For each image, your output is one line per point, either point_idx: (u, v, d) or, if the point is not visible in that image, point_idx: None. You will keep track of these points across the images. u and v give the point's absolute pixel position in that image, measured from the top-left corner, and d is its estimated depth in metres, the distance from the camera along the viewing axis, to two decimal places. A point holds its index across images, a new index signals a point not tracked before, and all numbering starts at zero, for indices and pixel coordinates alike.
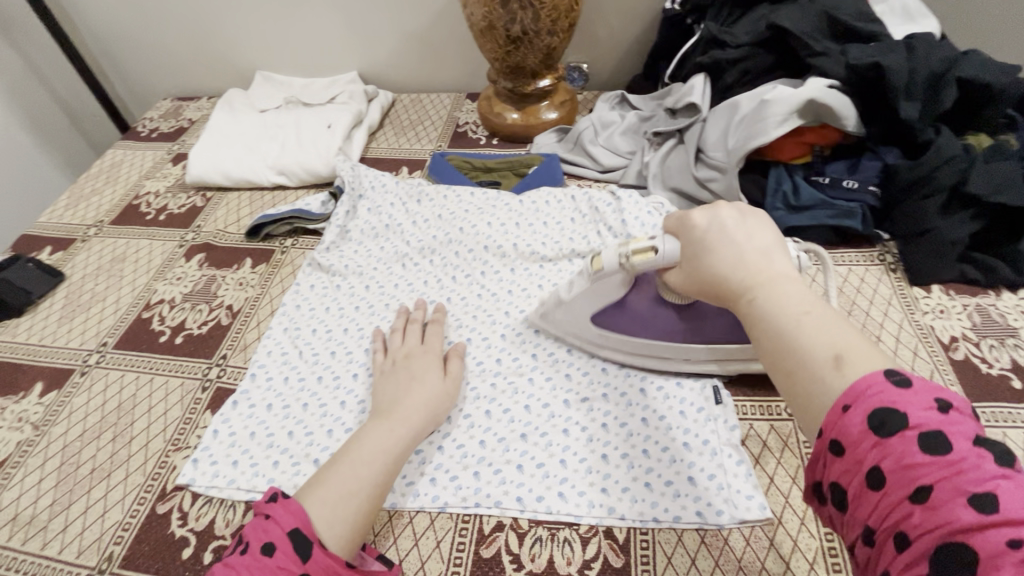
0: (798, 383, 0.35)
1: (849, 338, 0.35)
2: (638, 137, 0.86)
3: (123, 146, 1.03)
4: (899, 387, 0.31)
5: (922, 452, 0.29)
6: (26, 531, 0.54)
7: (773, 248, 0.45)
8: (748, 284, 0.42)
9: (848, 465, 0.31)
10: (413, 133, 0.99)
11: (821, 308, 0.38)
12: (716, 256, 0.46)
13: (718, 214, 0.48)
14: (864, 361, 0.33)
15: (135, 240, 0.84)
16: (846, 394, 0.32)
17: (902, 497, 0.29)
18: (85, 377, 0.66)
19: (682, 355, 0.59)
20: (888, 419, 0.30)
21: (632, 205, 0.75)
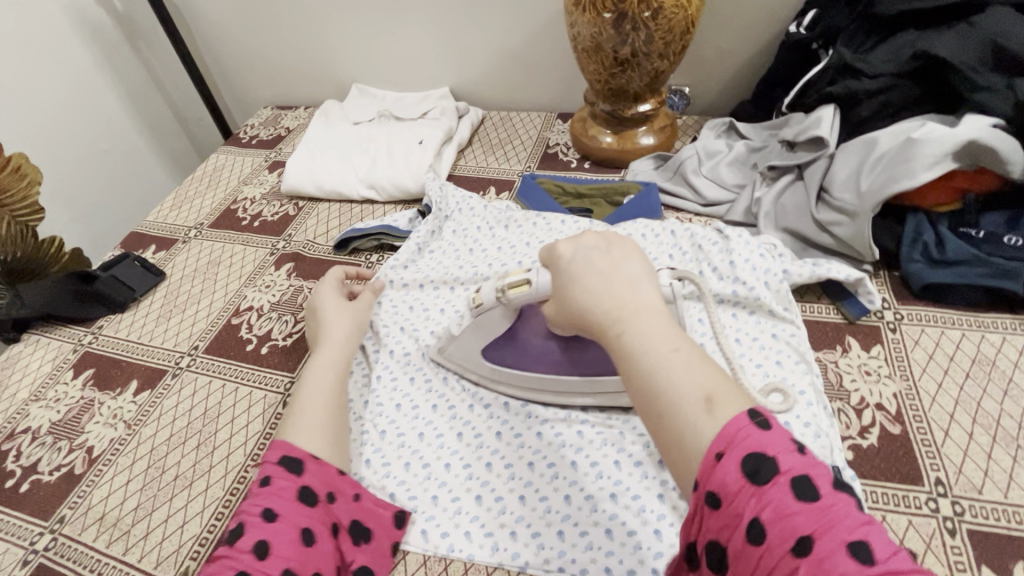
0: (674, 427, 0.35)
1: (715, 377, 0.36)
2: (746, 170, 0.80)
3: (226, 151, 1.07)
4: (762, 429, 0.32)
5: (796, 500, 0.29)
6: (111, 532, 0.55)
7: (639, 277, 0.44)
8: (616, 319, 0.41)
9: (727, 520, 0.31)
10: (502, 152, 0.97)
11: (684, 344, 0.38)
12: (580, 284, 0.45)
13: (581, 243, 0.49)
14: (729, 403, 0.34)
15: (231, 245, 0.86)
16: (719, 440, 0.33)
17: (786, 553, 0.28)
18: (175, 379, 0.68)
19: (553, 386, 0.59)
20: (762, 465, 0.31)
21: (742, 245, 0.68)
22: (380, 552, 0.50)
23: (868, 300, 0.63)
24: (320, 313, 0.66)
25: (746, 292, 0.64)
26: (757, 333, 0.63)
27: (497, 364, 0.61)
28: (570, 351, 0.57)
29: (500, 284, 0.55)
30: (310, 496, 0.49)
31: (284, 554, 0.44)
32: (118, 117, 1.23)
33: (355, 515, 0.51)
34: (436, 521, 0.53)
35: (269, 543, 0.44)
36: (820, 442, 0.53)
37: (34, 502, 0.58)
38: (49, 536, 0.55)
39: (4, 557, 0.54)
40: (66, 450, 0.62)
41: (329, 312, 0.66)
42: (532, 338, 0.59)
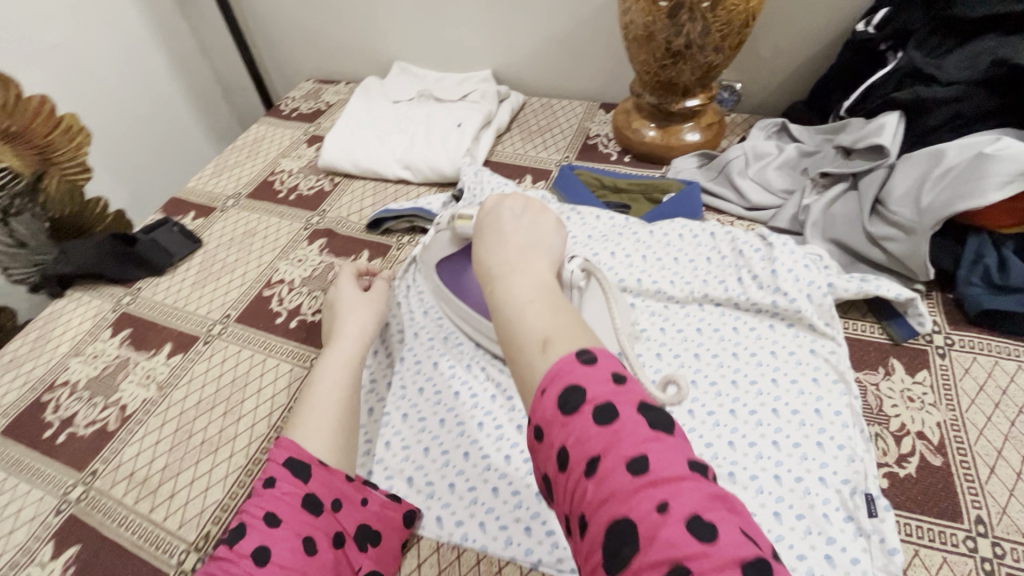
0: (516, 367, 0.38)
1: (560, 325, 0.38)
2: (795, 175, 0.76)
3: (266, 122, 1.08)
4: (586, 365, 0.34)
5: (593, 425, 0.32)
6: (138, 490, 0.57)
7: (537, 245, 0.48)
8: (495, 275, 0.44)
9: (545, 449, 0.33)
10: (541, 140, 0.95)
11: (546, 297, 0.41)
12: (484, 246, 0.48)
13: (501, 205, 0.52)
14: (565, 345, 0.36)
15: (267, 217, 0.87)
16: (545, 378, 0.35)
17: (581, 476, 0.31)
18: (207, 346, 0.69)
19: (479, 328, 0.63)
20: (570, 396, 0.33)
21: (787, 254, 0.65)
22: (389, 555, 0.49)
23: (918, 323, 0.60)
24: (337, 307, 0.65)
25: (786, 304, 0.62)
26: (795, 347, 0.60)
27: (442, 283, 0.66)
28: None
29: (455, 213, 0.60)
30: (315, 504, 0.47)
31: (284, 562, 0.43)
32: (165, 81, 1.25)
33: (363, 521, 0.49)
34: (451, 509, 0.52)
35: (270, 550, 0.43)
36: (853, 466, 0.51)
37: (69, 453, 0.60)
38: (81, 488, 0.57)
39: (39, 504, 0.57)
40: (101, 406, 0.64)
41: (346, 308, 0.64)
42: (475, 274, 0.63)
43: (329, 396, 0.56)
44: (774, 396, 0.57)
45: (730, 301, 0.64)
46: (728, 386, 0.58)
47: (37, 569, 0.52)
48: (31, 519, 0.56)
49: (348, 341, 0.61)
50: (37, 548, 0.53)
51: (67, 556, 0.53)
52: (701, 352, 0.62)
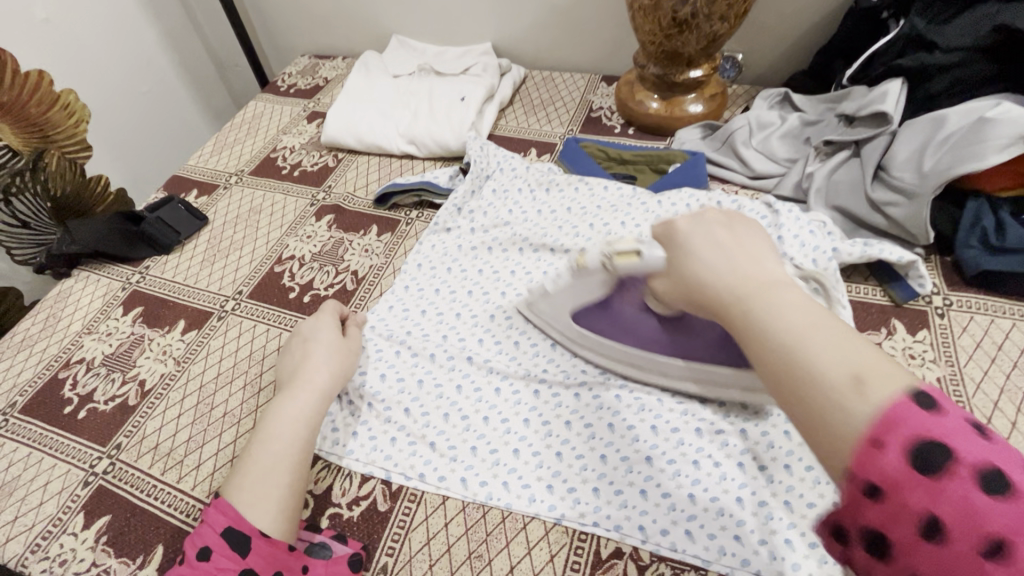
0: (812, 410, 0.29)
1: (869, 357, 0.29)
2: (798, 144, 0.77)
3: (264, 99, 1.07)
4: (932, 411, 0.26)
5: (981, 495, 0.24)
6: (164, 461, 0.58)
7: (766, 255, 0.39)
8: (738, 300, 0.36)
9: (889, 512, 0.26)
10: (544, 113, 0.95)
11: (823, 320, 0.32)
12: (699, 264, 0.40)
13: (703, 217, 0.43)
14: (886, 380, 0.28)
15: (271, 194, 0.86)
16: (874, 424, 0.27)
17: (975, 555, 0.23)
18: (221, 322, 0.70)
19: (655, 368, 0.56)
20: (935, 454, 0.25)
21: (792, 221, 0.66)
22: None
23: (918, 284, 0.62)
24: (308, 345, 0.60)
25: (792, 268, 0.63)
26: None
27: (589, 330, 0.58)
28: (676, 335, 0.52)
29: (607, 246, 0.51)
30: (247, 545, 0.44)
31: None
32: (156, 58, 1.22)
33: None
34: (474, 471, 0.54)
35: None
36: None
37: (92, 428, 0.61)
38: (107, 460, 0.58)
39: (66, 476, 0.57)
40: (119, 382, 0.65)
41: (318, 347, 0.59)
42: (630, 311, 0.54)
43: (279, 457, 0.50)
44: None
45: None
46: None
47: (70, 537, 0.53)
48: (60, 491, 0.56)
49: (309, 393, 0.55)
50: (69, 518, 0.54)
51: (99, 525, 0.54)
52: None
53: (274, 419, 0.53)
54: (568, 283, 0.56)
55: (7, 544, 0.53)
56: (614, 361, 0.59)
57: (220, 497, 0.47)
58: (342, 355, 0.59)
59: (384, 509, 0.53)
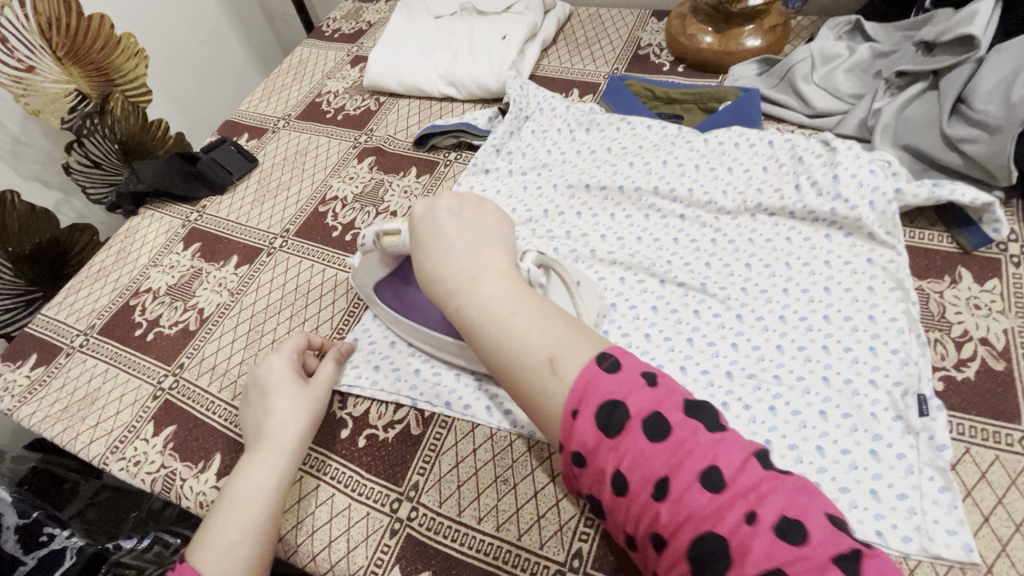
0: (526, 388, 0.39)
1: (557, 335, 0.39)
2: (867, 78, 0.71)
3: (309, 45, 1.07)
4: (609, 373, 0.36)
5: (647, 440, 0.33)
6: (221, 380, 0.63)
7: (488, 242, 0.46)
8: (454, 293, 0.43)
9: (595, 475, 0.35)
10: (588, 52, 0.91)
11: (524, 305, 0.41)
12: (428, 255, 0.46)
13: (435, 206, 0.48)
14: (571, 360, 0.38)
15: (317, 137, 0.88)
16: (573, 398, 0.36)
17: (651, 496, 0.33)
18: (270, 258, 0.73)
19: (429, 341, 0.58)
20: (611, 415, 0.35)
21: (853, 160, 0.62)
22: None
23: (993, 229, 0.57)
24: (269, 393, 0.54)
25: (847, 211, 0.59)
26: (851, 256, 0.59)
27: (387, 307, 0.60)
28: None
29: (377, 229, 0.53)
30: None
31: None
32: (209, 6, 1.25)
33: None
34: (500, 400, 0.55)
35: None
36: (907, 369, 0.51)
37: (158, 349, 0.67)
38: (172, 378, 0.64)
39: (138, 390, 0.64)
40: (181, 310, 0.70)
41: (281, 398, 0.54)
42: (413, 292, 0.57)
43: (238, 533, 0.46)
44: (826, 303, 0.56)
45: (785, 209, 0.62)
46: (779, 294, 0.58)
47: (143, 442, 0.59)
48: (132, 402, 0.63)
49: (278, 450, 0.51)
50: (141, 426, 0.61)
51: (166, 433, 0.60)
52: (753, 262, 0.61)
53: (237, 485, 0.49)
54: (360, 260, 0.57)
55: (91, 445, 0.60)
56: (409, 335, 0.60)
57: (183, 566, 0.45)
58: (307, 402, 0.54)
59: (417, 433, 0.56)
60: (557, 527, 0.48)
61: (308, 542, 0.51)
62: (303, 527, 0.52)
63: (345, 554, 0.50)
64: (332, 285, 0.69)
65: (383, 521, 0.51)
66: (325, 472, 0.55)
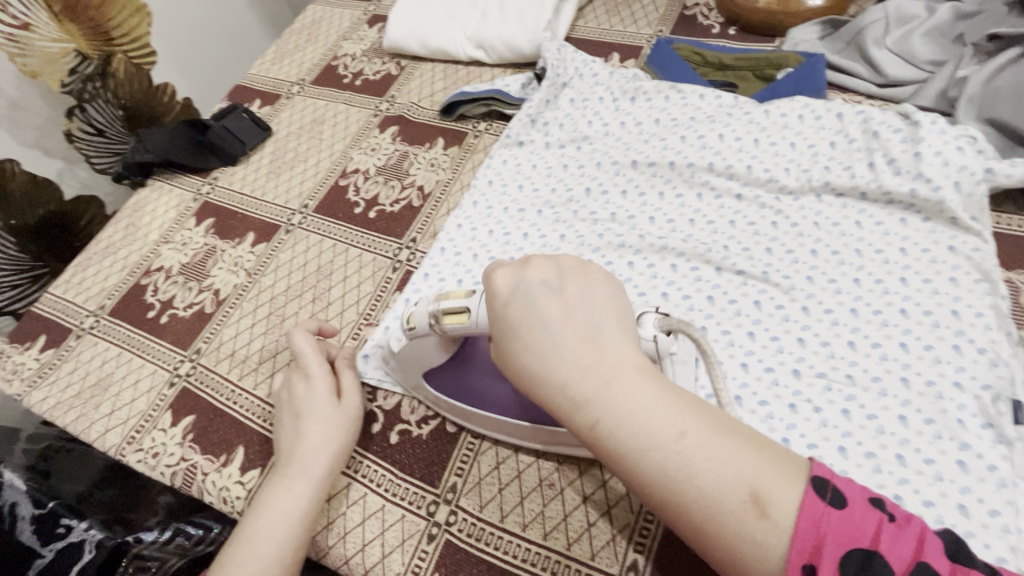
0: (717, 536, 0.30)
1: (745, 459, 0.30)
2: (947, 44, 0.64)
3: (322, 2, 1.00)
4: (839, 509, 0.29)
5: None
6: (241, 368, 0.59)
7: (603, 322, 0.36)
8: (592, 410, 0.33)
9: None
10: (629, 12, 0.83)
11: (688, 417, 0.32)
12: (529, 350, 0.36)
13: (523, 278, 0.38)
14: (779, 496, 0.29)
15: (334, 104, 0.82)
16: (804, 548, 0.28)
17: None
18: (289, 235, 0.68)
19: (506, 432, 0.49)
20: (867, 568, 0.27)
21: (935, 136, 0.55)
22: None
23: None
24: (298, 414, 0.50)
25: (928, 193, 0.54)
26: (930, 244, 0.53)
27: (440, 391, 0.51)
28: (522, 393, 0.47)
29: (435, 306, 0.44)
30: None
31: None
32: None
33: None
34: None
35: None
36: (996, 372, 0.46)
37: (173, 333, 0.63)
38: (189, 363, 0.60)
39: (153, 376, 0.60)
40: (196, 290, 0.66)
41: (311, 423, 0.49)
42: (478, 376, 0.48)
43: (255, 565, 0.43)
44: (903, 296, 0.51)
45: (856, 190, 0.56)
46: (850, 285, 0.53)
47: (161, 432, 0.56)
48: (148, 389, 0.59)
49: (303, 483, 0.46)
50: (158, 415, 0.57)
51: (185, 424, 0.56)
52: (818, 249, 0.55)
53: (260, 515, 0.45)
54: (408, 344, 0.48)
55: (107, 434, 0.57)
56: (474, 424, 0.51)
57: None
58: (338, 427, 0.49)
59: (453, 430, 0.52)
60: (609, 537, 0.45)
61: (340, 545, 0.48)
62: (334, 528, 0.49)
63: (380, 559, 0.47)
64: (356, 266, 0.64)
65: (420, 524, 0.48)
66: (358, 471, 0.51)
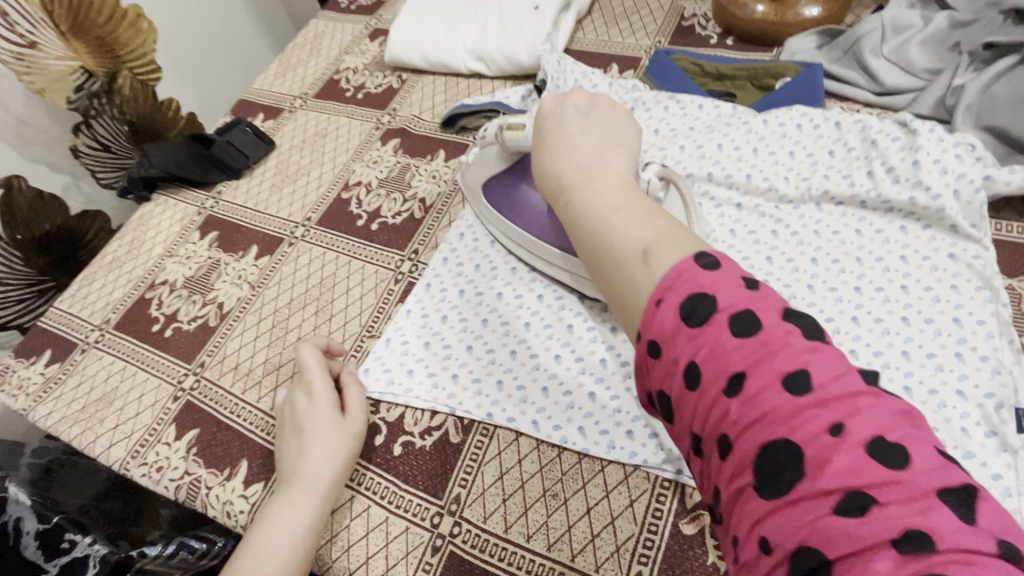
0: (611, 285, 0.33)
1: (659, 229, 0.33)
2: (944, 52, 0.64)
3: (324, 17, 1.01)
4: (710, 270, 0.29)
5: (731, 337, 0.26)
6: (245, 381, 0.59)
7: (610, 145, 0.42)
8: (567, 184, 0.40)
9: (665, 368, 0.28)
10: (627, 24, 0.84)
11: (631, 203, 0.36)
12: (548, 151, 0.44)
13: (563, 104, 0.47)
14: (667, 252, 0.31)
15: (336, 117, 0.83)
16: (660, 287, 0.30)
17: (719, 395, 0.26)
18: (292, 248, 0.69)
19: (540, 256, 0.58)
20: (698, 306, 0.28)
21: (934, 144, 0.56)
22: None
23: None
24: (302, 427, 0.50)
25: (927, 201, 0.54)
26: (930, 251, 0.53)
27: (495, 210, 0.61)
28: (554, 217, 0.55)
29: (502, 123, 0.54)
30: None
31: None
32: None
33: None
34: (547, 414, 0.51)
35: None
36: (999, 379, 0.46)
37: (177, 346, 0.63)
38: (193, 377, 0.60)
39: (157, 390, 0.60)
40: (200, 304, 0.66)
41: (316, 437, 0.49)
42: (528, 191, 0.58)
43: None
44: (904, 303, 0.51)
45: (855, 198, 0.57)
46: (850, 293, 0.53)
47: (165, 447, 0.56)
48: (152, 403, 0.59)
49: (308, 497, 0.46)
50: (162, 429, 0.57)
51: (189, 437, 0.56)
52: (819, 257, 0.55)
53: (264, 530, 0.45)
54: (477, 156, 0.59)
55: (111, 448, 0.57)
56: (515, 248, 0.61)
57: None
58: (343, 440, 0.49)
59: (456, 441, 0.52)
60: (613, 548, 0.45)
61: (343, 558, 0.48)
62: (338, 542, 0.49)
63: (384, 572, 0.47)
64: (358, 278, 0.65)
65: (423, 536, 0.48)
66: (361, 483, 0.51)
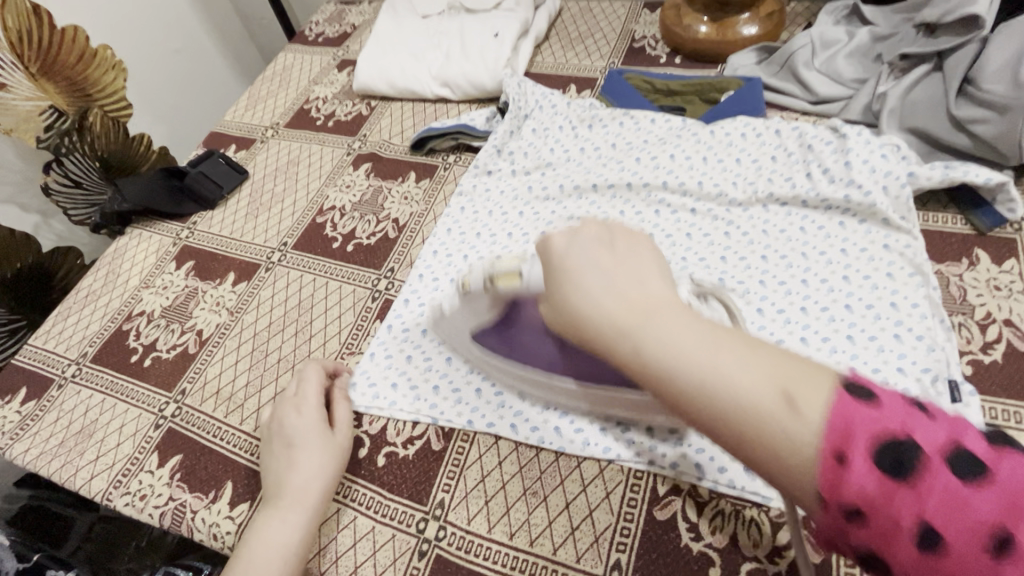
0: (758, 445, 0.27)
1: (774, 365, 0.28)
2: (869, 62, 0.71)
3: (292, 49, 1.04)
4: (865, 403, 0.26)
5: (930, 471, 0.24)
6: (227, 405, 0.60)
7: (645, 271, 0.36)
8: (621, 330, 0.32)
9: (880, 530, 0.25)
10: (583, 47, 0.89)
11: (721, 336, 0.30)
12: (577, 294, 0.35)
13: (577, 236, 0.38)
14: (814, 393, 0.27)
15: (308, 145, 0.86)
16: (835, 440, 0.25)
17: (947, 539, 0.24)
18: (269, 273, 0.71)
19: (553, 390, 0.53)
20: (897, 453, 0.25)
21: (862, 146, 0.61)
22: None
23: (1006, 210, 0.57)
24: (287, 442, 0.51)
25: (860, 198, 0.59)
26: (867, 243, 0.58)
27: (486, 350, 0.54)
28: (568, 353, 0.49)
29: (490, 271, 0.46)
30: None
31: None
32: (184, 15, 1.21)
33: None
34: (524, 416, 0.54)
35: None
36: (934, 355, 0.50)
37: (156, 375, 0.64)
38: (174, 405, 0.61)
39: (138, 420, 0.61)
40: (178, 332, 0.67)
41: (302, 450, 0.50)
42: (522, 334, 0.50)
43: None
44: (847, 292, 0.55)
45: (797, 199, 0.61)
46: (799, 285, 0.57)
47: (148, 474, 0.57)
48: (134, 433, 0.60)
49: (297, 507, 0.48)
50: (144, 458, 0.58)
51: (172, 464, 0.57)
52: (769, 254, 0.60)
53: (253, 542, 0.46)
54: (460, 306, 0.51)
55: (92, 481, 0.57)
56: (516, 382, 0.55)
57: None
58: (330, 451, 0.51)
59: (438, 448, 0.54)
60: (592, 539, 0.47)
61: (332, 569, 0.49)
62: (326, 554, 0.50)
63: None
64: (337, 298, 0.67)
65: (410, 542, 0.49)
66: (346, 494, 0.53)
